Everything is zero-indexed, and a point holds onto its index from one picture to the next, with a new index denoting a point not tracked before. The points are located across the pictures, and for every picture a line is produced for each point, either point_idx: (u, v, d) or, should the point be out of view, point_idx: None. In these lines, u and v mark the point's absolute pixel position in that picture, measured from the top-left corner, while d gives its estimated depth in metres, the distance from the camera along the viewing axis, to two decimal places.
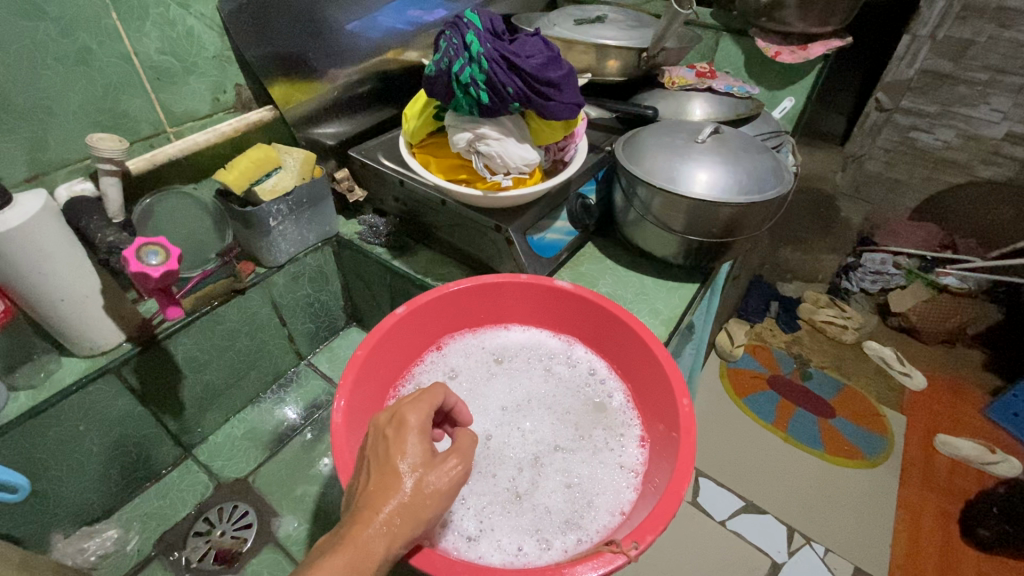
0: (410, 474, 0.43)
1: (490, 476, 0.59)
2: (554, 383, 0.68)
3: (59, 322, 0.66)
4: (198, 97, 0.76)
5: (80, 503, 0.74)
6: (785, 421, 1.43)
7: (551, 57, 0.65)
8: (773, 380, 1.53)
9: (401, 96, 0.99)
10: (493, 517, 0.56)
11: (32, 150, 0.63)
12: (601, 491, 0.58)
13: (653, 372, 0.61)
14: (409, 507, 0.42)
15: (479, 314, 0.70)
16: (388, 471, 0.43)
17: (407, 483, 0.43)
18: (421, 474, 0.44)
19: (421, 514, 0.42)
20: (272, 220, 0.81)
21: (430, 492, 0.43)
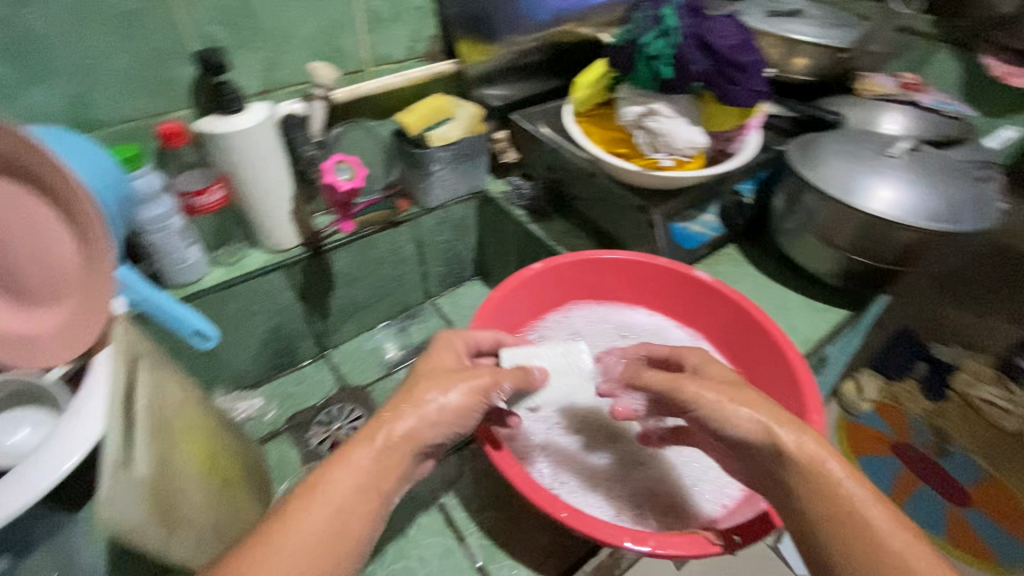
0: (401, 410, 0.46)
1: None
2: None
3: (257, 218, 0.78)
4: (398, 43, 0.84)
5: (239, 369, 0.88)
6: (902, 495, 1.28)
7: (745, 41, 0.62)
8: (898, 447, 1.34)
9: (570, 69, 1.01)
10: None
11: (267, 69, 0.74)
12: None
13: (785, 384, 0.57)
14: (387, 450, 0.45)
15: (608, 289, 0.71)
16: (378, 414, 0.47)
17: (393, 418, 0.46)
18: (413, 403, 0.47)
19: (405, 449, 0.45)
20: (435, 164, 0.88)
21: (420, 427, 0.46)
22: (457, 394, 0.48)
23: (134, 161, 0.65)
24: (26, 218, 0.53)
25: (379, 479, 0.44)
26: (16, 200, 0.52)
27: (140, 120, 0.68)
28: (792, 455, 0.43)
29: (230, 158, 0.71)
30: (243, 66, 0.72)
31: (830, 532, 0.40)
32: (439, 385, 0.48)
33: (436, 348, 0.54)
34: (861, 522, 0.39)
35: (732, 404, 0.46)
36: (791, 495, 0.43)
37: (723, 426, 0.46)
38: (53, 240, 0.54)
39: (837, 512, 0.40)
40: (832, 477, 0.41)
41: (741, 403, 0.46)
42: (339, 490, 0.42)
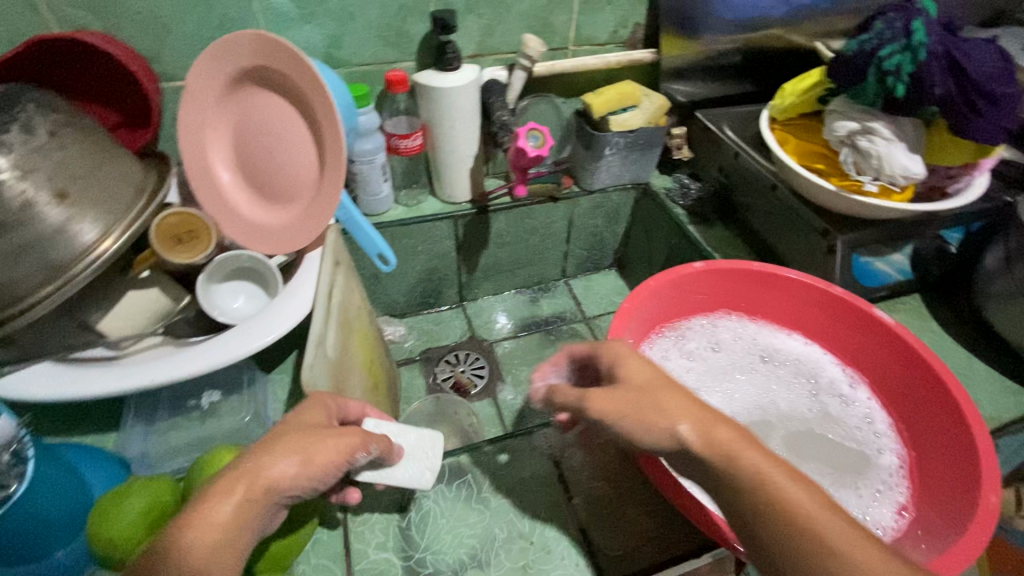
0: (262, 463, 0.42)
1: None
2: (816, 408, 0.62)
3: (441, 167, 0.87)
4: (603, 27, 0.86)
5: (392, 298, 0.98)
6: None
7: (1006, 71, 0.55)
8: None
9: (769, 76, 0.96)
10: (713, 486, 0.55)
11: (483, 35, 0.80)
12: None
13: (957, 453, 0.51)
14: (249, 496, 0.41)
15: (765, 305, 0.68)
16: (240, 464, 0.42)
17: (258, 467, 0.42)
18: (276, 457, 0.43)
19: (262, 502, 0.42)
20: (608, 148, 0.90)
21: (280, 476, 0.42)
22: (331, 447, 0.45)
23: (364, 99, 0.75)
24: (287, 130, 0.64)
25: (247, 516, 0.40)
26: (282, 114, 0.64)
27: (374, 64, 0.78)
28: (705, 453, 0.41)
29: (437, 109, 0.79)
30: (466, 29, 0.79)
31: (773, 542, 0.37)
32: (303, 444, 0.44)
33: (309, 404, 0.49)
34: (802, 528, 0.36)
35: (639, 413, 0.43)
36: (731, 503, 0.40)
37: (638, 430, 0.43)
38: (302, 151, 0.65)
39: (762, 502, 0.38)
40: (767, 481, 0.38)
41: (658, 401, 0.43)
42: (206, 537, 0.38)
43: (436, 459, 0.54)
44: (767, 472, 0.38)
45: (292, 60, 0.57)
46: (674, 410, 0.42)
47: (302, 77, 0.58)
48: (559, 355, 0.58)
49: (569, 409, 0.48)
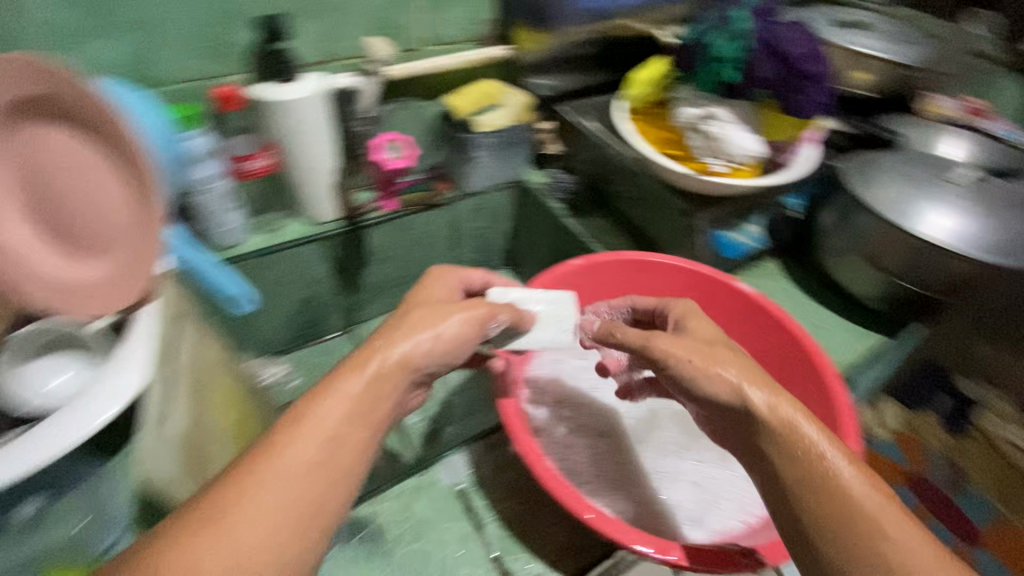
0: (317, 420, 0.40)
1: None
2: None
3: (300, 188, 0.79)
4: (455, 25, 0.83)
5: (268, 335, 0.89)
6: None
7: (817, 51, 0.60)
8: None
9: (623, 65, 0.99)
10: None
11: (325, 40, 0.74)
12: None
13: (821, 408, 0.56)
14: (325, 459, 0.39)
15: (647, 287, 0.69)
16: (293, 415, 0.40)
17: (306, 421, 0.40)
18: (301, 410, 0.40)
19: (338, 467, 0.39)
20: (478, 149, 0.87)
21: (330, 424, 0.40)
22: (457, 321, 0.49)
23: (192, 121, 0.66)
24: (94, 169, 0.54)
25: (363, 412, 0.42)
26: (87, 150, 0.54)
27: (199, 80, 0.68)
28: (767, 417, 0.44)
29: (282, 125, 0.71)
30: (304, 34, 0.72)
31: (827, 524, 0.39)
32: (337, 390, 0.42)
33: (430, 280, 0.57)
34: (837, 501, 0.39)
35: (699, 365, 0.48)
36: (775, 477, 0.43)
37: (700, 383, 0.48)
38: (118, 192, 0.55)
39: (812, 476, 0.41)
40: (805, 441, 0.42)
41: (712, 372, 0.48)
42: (324, 420, 0.40)
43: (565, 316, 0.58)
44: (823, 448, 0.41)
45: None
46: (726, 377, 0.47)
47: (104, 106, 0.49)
48: (620, 300, 0.64)
49: (630, 346, 0.53)
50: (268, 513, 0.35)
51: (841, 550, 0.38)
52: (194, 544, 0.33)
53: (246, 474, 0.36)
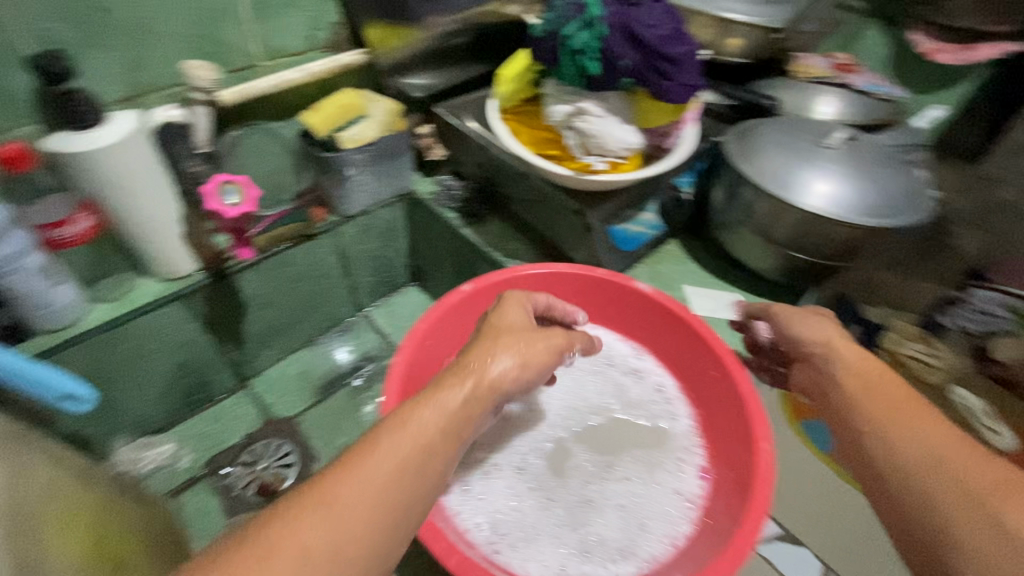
0: (472, 374, 0.44)
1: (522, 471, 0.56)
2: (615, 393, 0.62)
3: (140, 246, 0.68)
4: (295, 33, 0.73)
5: (142, 414, 0.77)
6: None
7: (677, 29, 0.56)
8: None
9: (497, 54, 0.93)
10: (536, 524, 0.52)
11: (131, 70, 0.62)
12: (654, 515, 0.53)
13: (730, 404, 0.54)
14: (465, 405, 0.43)
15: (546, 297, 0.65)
16: (458, 372, 0.44)
17: (465, 380, 0.44)
18: (486, 385, 0.44)
19: (461, 433, 0.42)
20: (350, 168, 0.79)
21: (459, 403, 0.43)
22: (509, 358, 0.46)
23: None
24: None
25: (458, 427, 0.42)
26: None
27: None
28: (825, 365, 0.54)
29: (93, 179, 0.60)
30: (101, 68, 0.60)
31: (901, 452, 0.43)
32: (515, 348, 0.47)
33: (505, 303, 0.53)
34: (922, 449, 0.42)
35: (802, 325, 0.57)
36: (829, 399, 0.52)
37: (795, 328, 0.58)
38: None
39: (907, 427, 0.44)
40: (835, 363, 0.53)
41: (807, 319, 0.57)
42: (425, 427, 0.40)
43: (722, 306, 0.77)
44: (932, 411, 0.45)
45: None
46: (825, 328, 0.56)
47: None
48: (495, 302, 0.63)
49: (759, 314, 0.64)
50: (308, 527, 0.33)
51: (911, 466, 0.42)
52: (289, 539, 0.33)
53: (306, 514, 0.34)
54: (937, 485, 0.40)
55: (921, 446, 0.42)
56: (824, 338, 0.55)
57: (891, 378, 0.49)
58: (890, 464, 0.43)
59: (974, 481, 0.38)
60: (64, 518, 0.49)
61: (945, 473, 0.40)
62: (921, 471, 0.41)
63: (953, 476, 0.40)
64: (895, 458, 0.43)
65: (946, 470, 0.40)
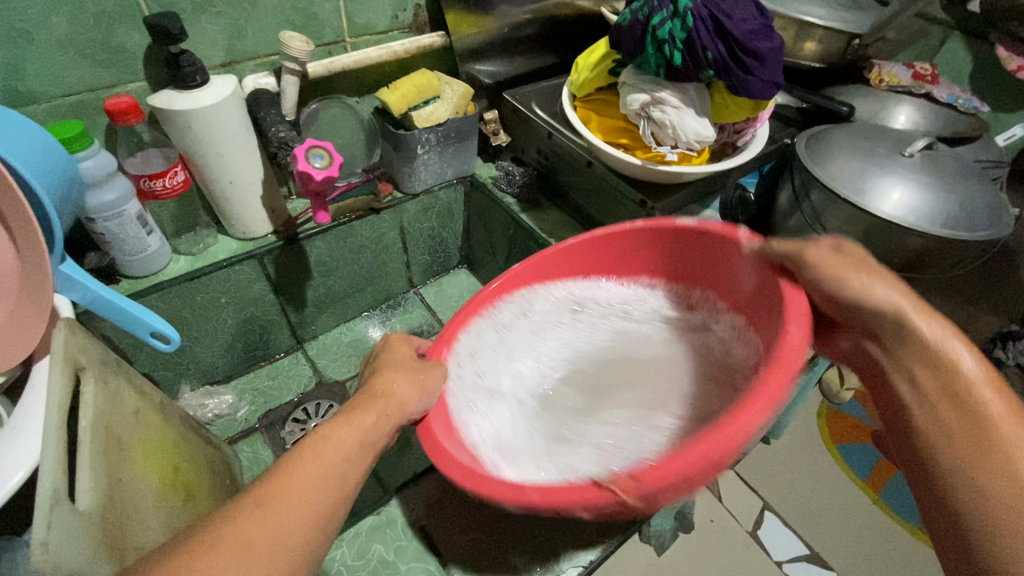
0: (375, 409, 0.41)
1: (505, 400, 0.51)
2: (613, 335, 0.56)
3: (223, 204, 0.72)
4: (380, 12, 0.75)
5: (207, 363, 0.82)
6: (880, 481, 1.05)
7: (764, 25, 0.57)
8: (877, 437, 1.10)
9: (564, 44, 0.94)
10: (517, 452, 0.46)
11: (230, 37, 0.65)
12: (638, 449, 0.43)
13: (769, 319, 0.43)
14: (369, 442, 0.40)
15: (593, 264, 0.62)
16: (371, 394, 0.43)
17: (368, 418, 0.41)
18: (393, 406, 0.42)
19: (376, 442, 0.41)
20: (420, 147, 0.81)
21: (391, 397, 0.42)
22: (408, 385, 0.44)
23: (78, 141, 0.58)
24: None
25: (371, 444, 0.40)
26: None
27: (84, 91, 0.60)
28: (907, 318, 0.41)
29: (192, 137, 0.64)
30: (204, 33, 0.63)
31: (958, 440, 0.36)
32: (406, 368, 0.45)
33: (390, 344, 0.50)
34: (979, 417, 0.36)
35: (846, 266, 0.44)
36: (905, 364, 0.41)
37: (843, 288, 0.43)
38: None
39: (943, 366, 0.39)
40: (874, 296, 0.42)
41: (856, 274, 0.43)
42: (344, 441, 0.39)
43: None
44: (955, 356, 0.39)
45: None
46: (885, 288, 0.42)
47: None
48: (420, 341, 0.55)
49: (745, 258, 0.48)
50: (211, 553, 0.30)
51: (970, 442, 0.36)
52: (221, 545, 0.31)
53: (210, 540, 0.31)
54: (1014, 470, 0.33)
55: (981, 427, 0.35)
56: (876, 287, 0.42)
57: (943, 322, 0.41)
58: (952, 430, 0.37)
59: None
60: (147, 444, 0.53)
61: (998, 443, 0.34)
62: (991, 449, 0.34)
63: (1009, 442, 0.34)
64: (934, 403, 0.38)
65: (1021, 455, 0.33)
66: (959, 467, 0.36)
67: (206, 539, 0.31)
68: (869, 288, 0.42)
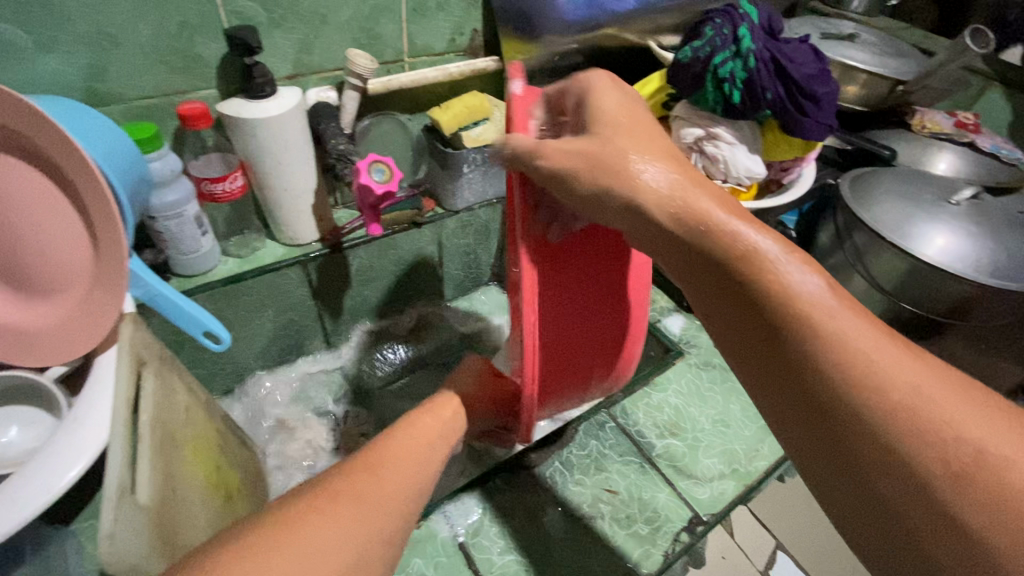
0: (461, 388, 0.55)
1: None
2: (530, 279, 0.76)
3: (276, 211, 0.74)
4: (439, 34, 0.78)
5: (242, 365, 0.83)
6: None
7: (822, 70, 0.58)
8: None
9: (610, 75, 0.96)
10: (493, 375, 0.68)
11: (299, 52, 0.68)
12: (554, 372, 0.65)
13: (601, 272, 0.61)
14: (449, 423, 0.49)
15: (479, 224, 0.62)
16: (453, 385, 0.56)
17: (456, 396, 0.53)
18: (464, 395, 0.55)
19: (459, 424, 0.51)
20: (466, 166, 0.83)
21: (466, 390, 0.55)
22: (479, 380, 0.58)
23: (150, 143, 0.60)
24: (31, 207, 0.48)
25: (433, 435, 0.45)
26: (22, 185, 0.47)
27: (160, 96, 0.62)
28: (680, 230, 0.37)
29: (254, 145, 0.66)
30: (276, 47, 0.66)
31: (880, 423, 0.29)
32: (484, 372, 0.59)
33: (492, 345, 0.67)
34: (888, 392, 0.29)
35: (603, 170, 0.38)
36: (713, 291, 0.36)
37: (607, 195, 0.39)
38: (61, 234, 0.49)
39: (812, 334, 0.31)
40: (730, 234, 0.35)
41: (643, 155, 0.39)
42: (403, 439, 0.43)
43: None
44: (762, 246, 0.34)
45: (26, 114, 0.43)
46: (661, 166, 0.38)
47: (44, 131, 0.44)
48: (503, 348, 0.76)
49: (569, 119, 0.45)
50: (333, 515, 0.32)
51: (822, 355, 0.31)
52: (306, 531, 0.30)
53: (321, 505, 0.33)
54: (872, 368, 0.30)
55: (837, 335, 0.31)
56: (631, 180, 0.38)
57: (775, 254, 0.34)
58: (800, 342, 0.32)
59: (908, 378, 0.30)
60: (195, 440, 0.54)
61: (843, 347, 0.31)
62: (838, 356, 0.31)
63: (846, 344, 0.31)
64: (761, 314, 0.33)
65: (872, 354, 0.30)
66: (819, 385, 0.31)
67: (327, 500, 0.33)
68: (634, 176, 0.38)
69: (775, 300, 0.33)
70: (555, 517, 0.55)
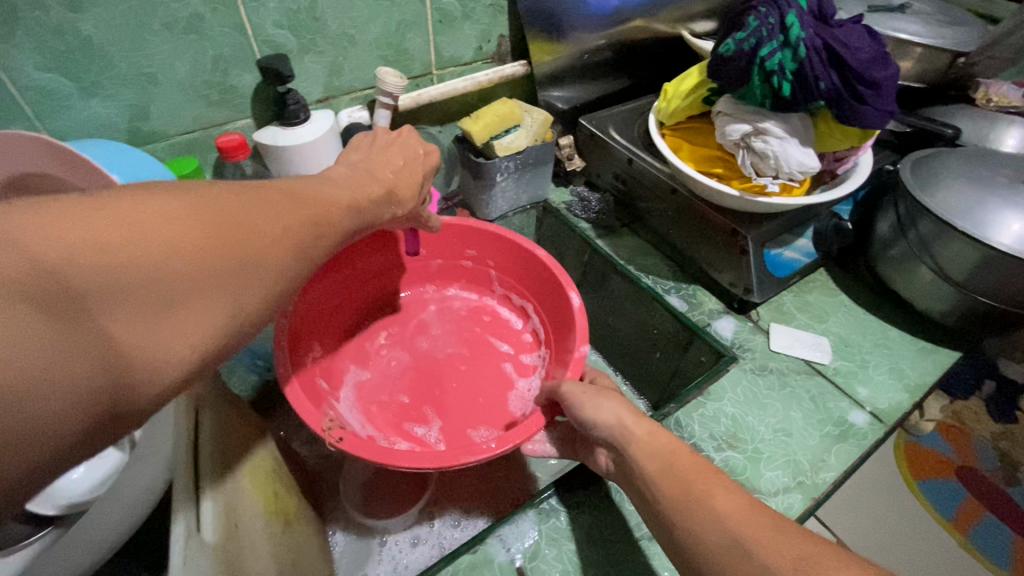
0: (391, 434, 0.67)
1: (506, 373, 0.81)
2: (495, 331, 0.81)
3: None
4: (466, 43, 0.77)
5: None
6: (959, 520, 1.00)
7: (879, 54, 0.54)
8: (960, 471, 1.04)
9: (641, 68, 0.93)
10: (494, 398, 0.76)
11: (330, 74, 0.68)
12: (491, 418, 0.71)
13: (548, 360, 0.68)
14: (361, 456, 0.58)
15: (441, 261, 0.81)
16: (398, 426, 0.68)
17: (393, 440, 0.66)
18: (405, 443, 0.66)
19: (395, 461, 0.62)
20: (499, 175, 0.82)
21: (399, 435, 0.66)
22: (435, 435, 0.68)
23: (193, 177, 0.61)
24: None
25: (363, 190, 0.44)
26: None
27: (199, 130, 0.63)
28: (638, 441, 0.50)
29: (292, 171, 0.66)
30: (307, 71, 0.66)
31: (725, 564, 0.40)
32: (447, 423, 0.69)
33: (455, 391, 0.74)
34: (732, 538, 0.41)
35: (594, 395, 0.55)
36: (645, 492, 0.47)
37: (584, 410, 0.54)
38: None
39: (691, 503, 0.44)
40: (667, 443, 0.49)
41: (600, 399, 0.54)
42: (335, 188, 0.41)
43: (822, 347, 0.70)
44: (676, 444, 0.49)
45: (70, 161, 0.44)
46: (613, 407, 0.53)
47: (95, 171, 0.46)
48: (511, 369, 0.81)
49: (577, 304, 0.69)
50: (196, 218, 0.29)
51: (714, 528, 0.42)
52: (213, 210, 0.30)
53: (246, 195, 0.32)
54: (724, 522, 0.42)
55: (714, 503, 0.43)
56: (616, 418, 0.52)
57: (686, 458, 0.48)
58: (695, 517, 0.43)
59: (783, 544, 0.39)
60: (253, 469, 0.55)
61: (735, 524, 0.41)
62: (732, 530, 0.41)
63: (727, 523, 0.41)
64: (660, 495, 0.46)
65: (746, 531, 0.41)
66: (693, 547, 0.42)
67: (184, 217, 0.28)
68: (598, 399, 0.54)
69: (669, 491, 0.45)
70: (616, 540, 0.53)
